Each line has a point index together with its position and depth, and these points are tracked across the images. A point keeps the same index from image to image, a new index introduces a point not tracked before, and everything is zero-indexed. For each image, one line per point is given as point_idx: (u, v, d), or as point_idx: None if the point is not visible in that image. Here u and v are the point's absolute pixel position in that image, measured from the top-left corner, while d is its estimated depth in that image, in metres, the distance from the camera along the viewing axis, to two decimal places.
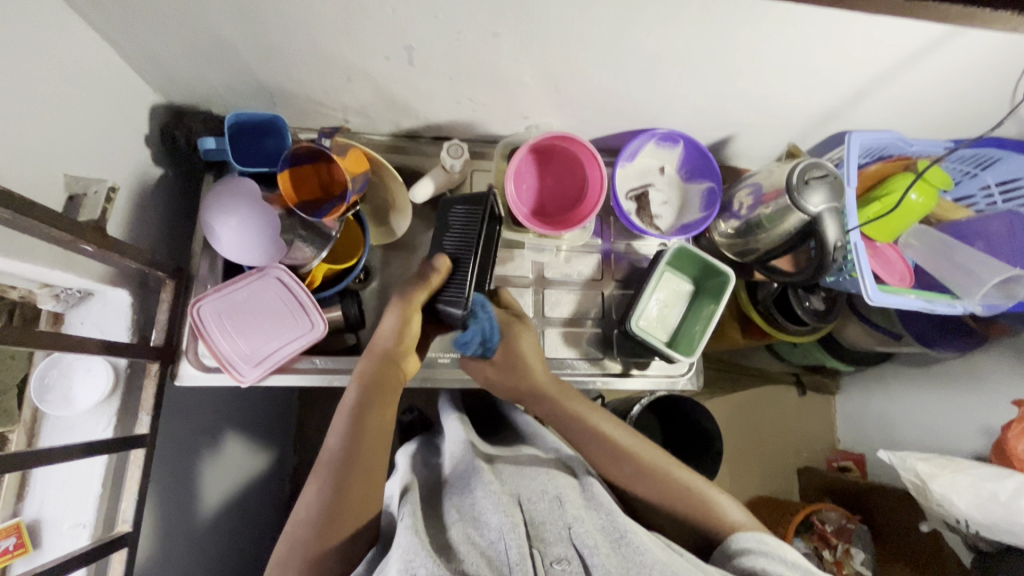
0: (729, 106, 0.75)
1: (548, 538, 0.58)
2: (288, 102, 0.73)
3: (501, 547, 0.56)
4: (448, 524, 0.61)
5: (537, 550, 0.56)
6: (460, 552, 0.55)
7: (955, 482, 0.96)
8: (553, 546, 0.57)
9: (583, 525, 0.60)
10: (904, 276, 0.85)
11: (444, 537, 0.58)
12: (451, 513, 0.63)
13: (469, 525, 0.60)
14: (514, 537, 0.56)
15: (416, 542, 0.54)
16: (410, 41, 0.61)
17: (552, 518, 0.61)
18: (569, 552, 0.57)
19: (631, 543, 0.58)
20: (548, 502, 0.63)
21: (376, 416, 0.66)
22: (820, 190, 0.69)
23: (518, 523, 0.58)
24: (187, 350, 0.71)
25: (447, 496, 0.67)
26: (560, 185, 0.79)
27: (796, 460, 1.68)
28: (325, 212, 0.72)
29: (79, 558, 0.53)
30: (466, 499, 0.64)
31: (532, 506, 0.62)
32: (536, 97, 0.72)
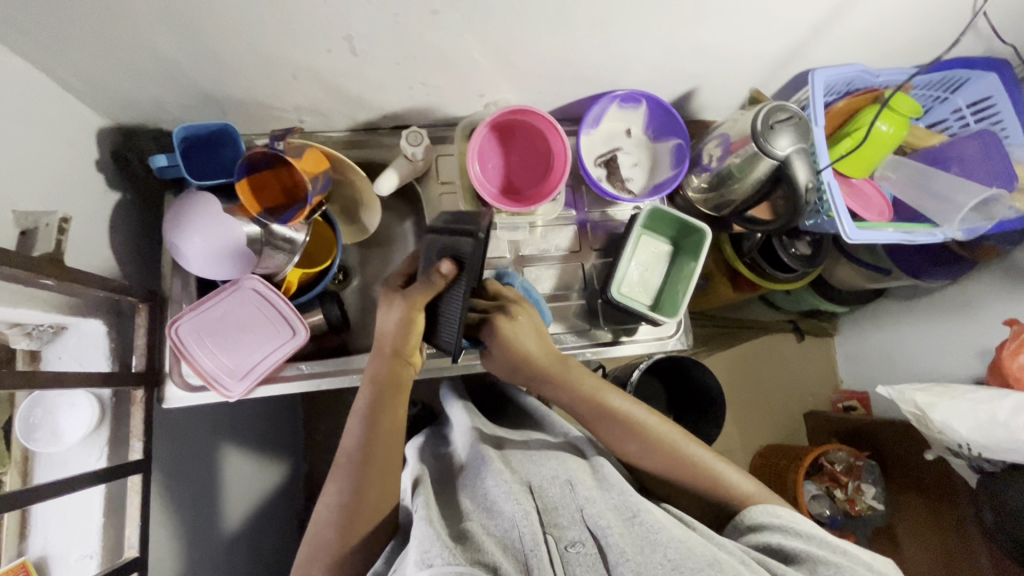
0: (688, 57, 0.73)
1: (562, 523, 0.59)
2: (239, 109, 0.72)
3: (515, 536, 0.56)
4: (464, 513, 0.62)
5: (551, 536, 0.57)
6: (478, 541, 0.55)
7: (954, 408, 0.97)
8: (567, 530, 0.58)
9: (595, 506, 0.60)
10: (884, 210, 0.85)
11: (459, 527, 0.58)
12: (467, 504, 0.63)
13: (484, 514, 0.60)
14: (527, 524, 0.57)
15: (431, 532, 0.55)
16: (349, 32, 0.59)
17: (564, 501, 0.62)
18: (583, 535, 0.58)
19: (644, 521, 0.59)
20: (559, 487, 0.64)
21: (387, 416, 0.67)
22: (786, 133, 0.68)
23: (530, 510, 0.59)
24: (171, 372, 0.70)
25: (459, 487, 0.68)
26: (526, 160, 0.77)
27: (802, 405, 1.70)
28: (290, 217, 0.70)
29: None
30: (478, 491, 0.64)
31: (543, 493, 0.63)
32: (490, 73, 0.70)
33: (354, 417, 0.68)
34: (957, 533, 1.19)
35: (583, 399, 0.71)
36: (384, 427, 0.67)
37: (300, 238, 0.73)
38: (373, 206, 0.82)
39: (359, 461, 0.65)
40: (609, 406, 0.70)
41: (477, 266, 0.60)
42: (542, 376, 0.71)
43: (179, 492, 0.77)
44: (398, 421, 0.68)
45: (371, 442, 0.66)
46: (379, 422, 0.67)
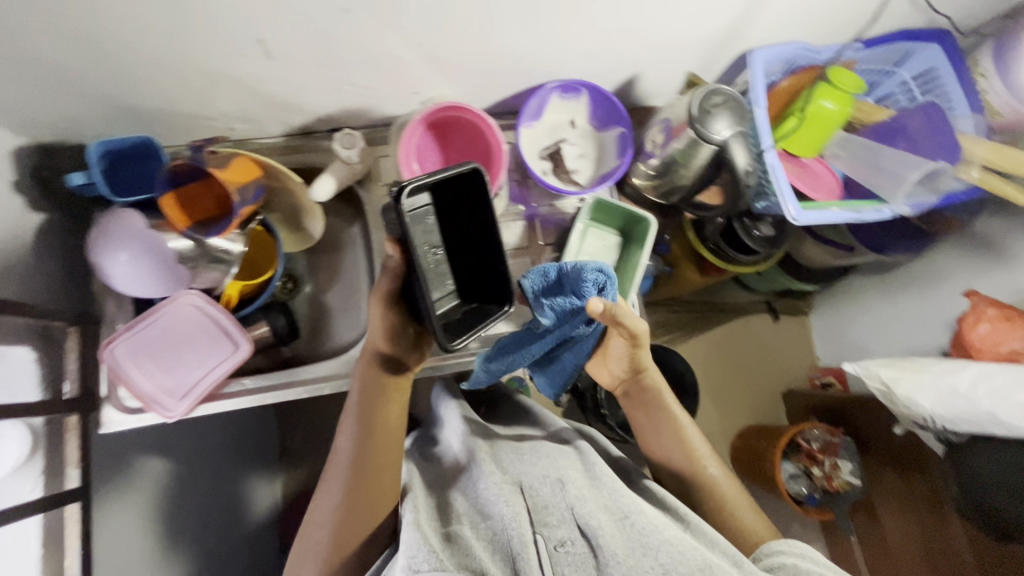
0: (623, 43, 0.71)
1: (552, 522, 0.59)
2: (162, 120, 0.69)
3: (506, 539, 0.57)
4: (455, 517, 0.61)
5: (540, 536, 0.57)
6: (469, 545, 0.56)
7: (917, 382, 0.96)
8: (557, 529, 0.58)
9: (586, 505, 0.59)
10: (833, 187, 0.84)
11: (451, 529, 0.59)
12: (460, 506, 0.63)
13: (478, 518, 0.61)
14: (516, 527, 0.57)
15: (421, 537, 0.55)
16: (260, 34, 0.57)
17: (554, 500, 0.61)
18: (572, 533, 0.58)
19: (636, 523, 0.57)
20: (551, 485, 0.62)
21: (381, 411, 0.67)
22: (723, 117, 0.66)
23: (520, 513, 0.59)
24: (109, 396, 0.68)
25: (454, 487, 0.67)
26: (466, 157, 0.75)
27: (780, 385, 1.70)
28: (220, 229, 0.68)
29: None
30: (472, 493, 0.64)
31: (534, 493, 0.62)
32: (419, 69, 0.68)
33: (351, 411, 0.67)
34: (930, 504, 1.19)
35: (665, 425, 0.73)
36: (379, 431, 0.66)
37: (237, 250, 0.71)
38: (314, 212, 0.80)
39: (359, 460, 0.65)
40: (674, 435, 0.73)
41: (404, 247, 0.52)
42: (658, 402, 0.74)
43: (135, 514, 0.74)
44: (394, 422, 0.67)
45: (368, 441, 0.65)
46: (374, 426, 0.66)
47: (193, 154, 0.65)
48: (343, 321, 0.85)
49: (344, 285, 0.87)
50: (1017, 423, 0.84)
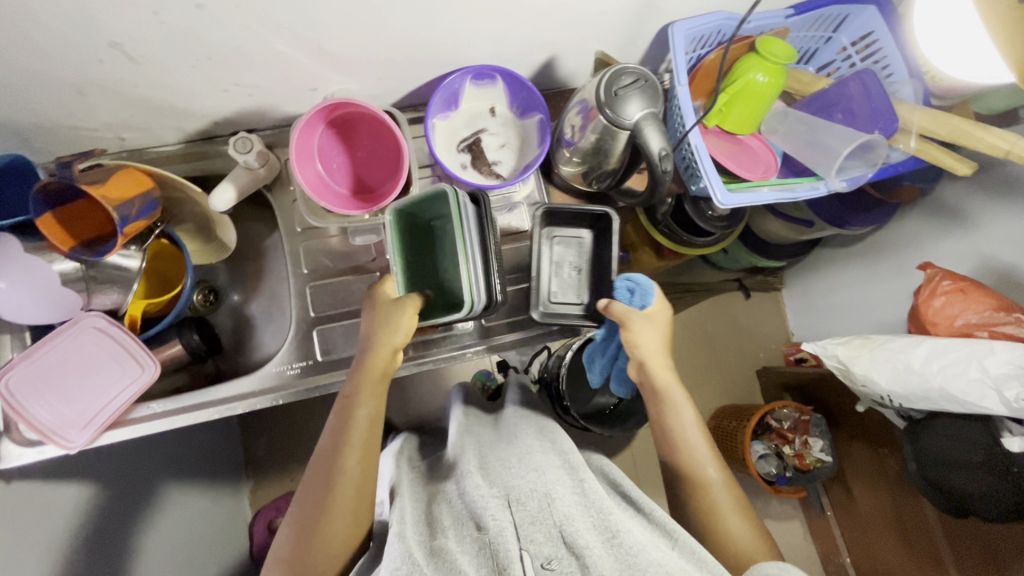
0: (530, 24, 0.66)
1: (537, 537, 0.53)
2: (40, 134, 0.64)
3: (491, 544, 0.52)
4: (439, 531, 0.56)
5: (524, 552, 0.51)
6: (454, 557, 0.51)
7: (873, 360, 0.86)
8: (542, 545, 0.52)
9: (575, 524, 0.53)
10: (771, 166, 0.79)
11: (435, 543, 0.54)
12: (444, 519, 0.58)
13: (466, 530, 0.55)
14: (501, 542, 0.51)
15: (403, 551, 0.50)
16: (113, 37, 0.52)
17: (541, 517, 0.55)
18: (557, 551, 0.51)
19: (624, 542, 0.51)
20: (538, 501, 0.57)
21: (363, 417, 0.62)
22: (631, 99, 0.62)
23: (507, 526, 0.53)
24: (8, 430, 0.65)
25: (439, 505, 0.61)
26: (374, 155, 0.71)
27: (754, 362, 1.68)
28: (109, 247, 0.64)
29: None
30: (460, 507, 0.59)
31: (518, 509, 0.56)
32: (308, 65, 0.64)
33: (328, 435, 0.63)
34: (899, 480, 1.15)
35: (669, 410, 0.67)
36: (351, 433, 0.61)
37: (135, 265, 0.68)
38: (224, 221, 0.75)
39: (325, 474, 0.60)
40: (676, 426, 0.67)
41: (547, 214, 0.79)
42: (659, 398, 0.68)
43: (96, 547, 0.71)
44: (369, 439, 0.62)
45: (334, 454, 0.61)
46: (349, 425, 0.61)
47: (60, 170, 0.61)
48: (267, 332, 0.82)
49: (268, 295, 0.83)
50: (972, 400, 0.75)
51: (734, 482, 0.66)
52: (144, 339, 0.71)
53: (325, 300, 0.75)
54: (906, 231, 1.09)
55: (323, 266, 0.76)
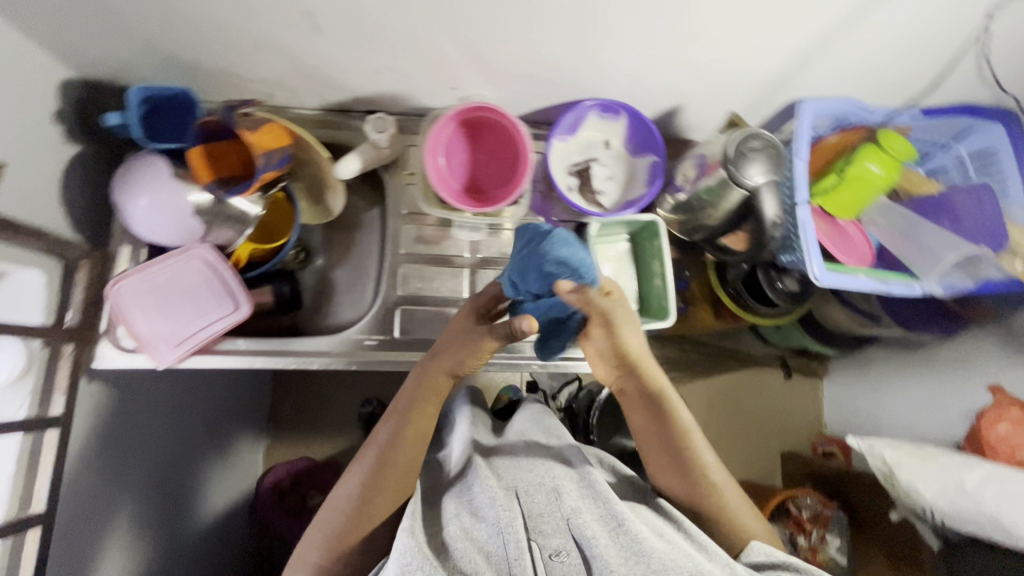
0: (668, 73, 0.70)
1: (546, 530, 0.57)
2: (206, 76, 0.70)
3: (499, 543, 0.55)
4: (445, 520, 0.58)
5: (534, 544, 0.56)
6: (456, 551, 0.54)
7: (921, 471, 0.84)
8: (551, 537, 0.56)
9: (582, 517, 0.57)
10: (865, 256, 0.80)
11: (442, 535, 0.56)
12: (450, 509, 0.59)
13: (470, 518, 0.58)
14: (512, 535, 0.55)
15: (414, 543, 0.53)
16: (306, 7, 0.57)
17: (549, 509, 0.59)
18: (566, 544, 0.56)
19: (628, 531, 0.56)
20: (546, 494, 0.60)
21: (414, 426, 0.62)
22: (757, 162, 0.64)
23: (516, 519, 0.57)
24: (107, 333, 0.70)
25: (446, 496, 0.62)
26: (493, 159, 0.75)
27: (779, 444, 1.64)
28: (242, 190, 0.69)
29: None
30: (464, 497, 0.60)
31: (528, 500, 0.59)
32: (459, 67, 0.68)
33: (381, 430, 0.63)
34: None
35: (656, 407, 0.67)
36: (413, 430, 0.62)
37: (253, 212, 0.72)
38: (337, 189, 0.80)
39: (376, 470, 0.60)
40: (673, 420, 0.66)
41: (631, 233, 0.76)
42: (646, 393, 0.68)
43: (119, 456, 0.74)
44: (421, 440, 0.62)
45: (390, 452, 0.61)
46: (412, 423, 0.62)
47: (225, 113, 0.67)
48: (345, 299, 0.86)
49: (353, 265, 0.87)
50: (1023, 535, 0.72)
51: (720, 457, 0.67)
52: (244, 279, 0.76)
53: (411, 283, 0.78)
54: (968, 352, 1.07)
55: (417, 251, 0.80)
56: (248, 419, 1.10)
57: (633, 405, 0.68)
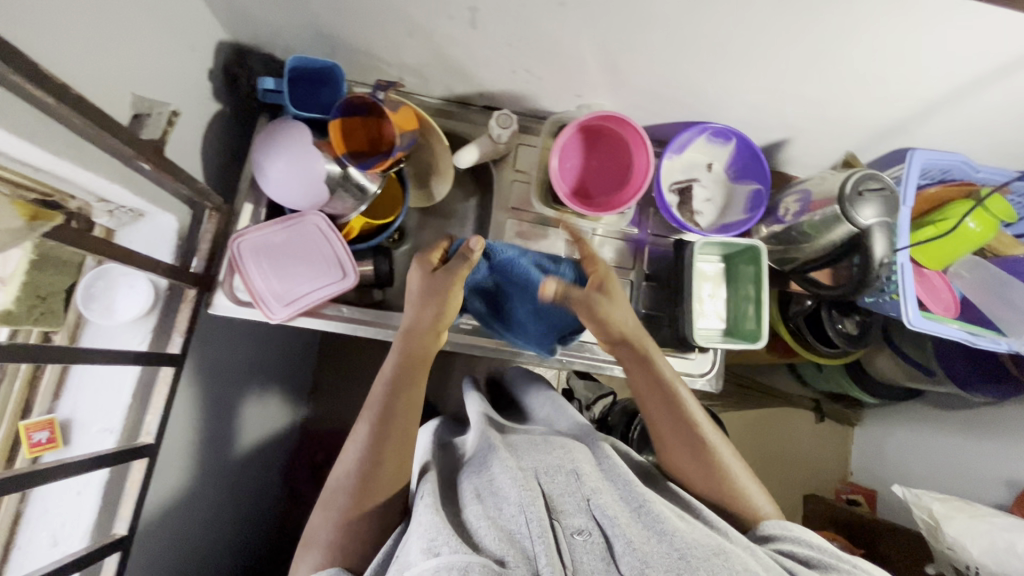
0: (789, 107, 0.72)
1: (567, 509, 0.57)
2: (349, 54, 0.74)
3: (521, 523, 0.54)
4: (464, 502, 0.58)
5: (555, 522, 0.56)
6: (480, 537, 0.52)
7: (972, 527, 0.86)
8: (573, 517, 0.57)
9: (602, 497, 0.58)
10: (949, 306, 0.81)
11: (460, 517, 0.56)
12: (467, 492, 0.60)
13: (487, 502, 0.57)
14: (533, 511, 0.54)
15: (438, 521, 0.53)
16: (475, 3, 0.60)
17: (569, 491, 0.59)
18: (588, 524, 0.56)
19: (650, 511, 0.57)
20: (565, 475, 0.60)
21: (410, 392, 0.66)
22: (873, 204, 0.67)
23: (537, 498, 0.56)
24: (224, 282, 0.73)
25: (463, 478, 0.63)
26: (605, 168, 0.78)
27: (803, 487, 1.54)
28: (369, 165, 0.73)
29: (96, 461, 0.56)
30: (481, 476, 0.61)
31: (548, 482, 0.59)
32: (593, 76, 0.71)
33: (375, 396, 0.65)
34: None
35: (660, 388, 0.69)
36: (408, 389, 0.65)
37: (372, 189, 0.75)
38: (446, 175, 0.82)
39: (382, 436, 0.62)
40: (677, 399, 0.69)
41: (731, 253, 0.78)
42: (649, 377, 0.69)
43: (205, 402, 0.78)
44: (415, 399, 0.66)
45: (390, 420, 0.63)
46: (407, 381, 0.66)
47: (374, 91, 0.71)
48: None
49: None
50: None
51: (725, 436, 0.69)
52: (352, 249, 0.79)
53: None
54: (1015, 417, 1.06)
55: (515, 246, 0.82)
56: (294, 388, 1.12)
57: (640, 386, 0.70)
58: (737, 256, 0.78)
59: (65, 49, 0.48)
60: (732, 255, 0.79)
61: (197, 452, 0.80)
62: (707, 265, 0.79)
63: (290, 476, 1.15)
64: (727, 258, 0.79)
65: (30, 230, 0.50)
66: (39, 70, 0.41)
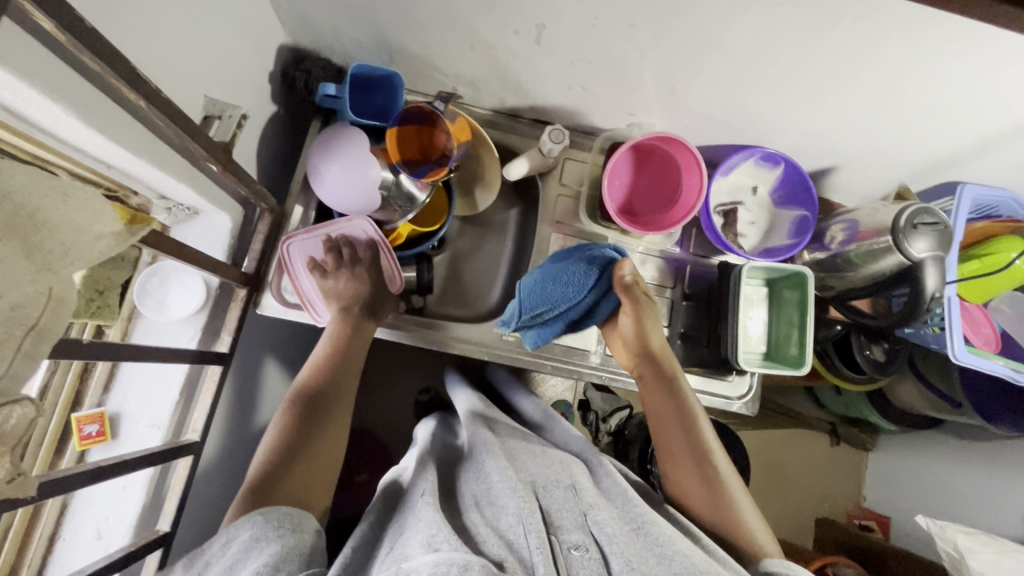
0: (843, 137, 0.73)
1: (564, 525, 0.56)
2: (407, 63, 0.75)
3: (519, 533, 0.54)
4: (463, 508, 0.60)
5: (552, 537, 0.55)
6: (478, 535, 0.53)
7: (998, 562, 0.86)
8: (570, 533, 0.55)
9: (600, 514, 0.58)
10: (990, 340, 0.81)
11: (461, 521, 0.57)
12: (467, 499, 0.61)
13: (486, 510, 0.58)
14: (533, 523, 0.54)
15: (438, 519, 0.52)
16: (544, 20, 0.61)
17: (568, 505, 0.59)
18: (585, 539, 0.55)
19: (649, 532, 0.57)
20: (563, 489, 0.62)
21: (348, 366, 0.68)
22: (927, 237, 0.66)
23: (535, 511, 0.56)
24: (272, 283, 0.73)
25: (463, 483, 0.65)
26: (653, 187, 0.78)
27: (814, 509, 1.50)
28: (421, 175, 0.73)
29: (148, 457, 0.56)
30: (482, 485, 0.62)
31: (546, 495, 0.61)
32: (649, 96, 0.72)
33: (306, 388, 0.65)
34: None
35: (675, 407, 0.70)
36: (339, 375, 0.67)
37: (420, 198, 0.74)
38: (491, 187, 0.82)
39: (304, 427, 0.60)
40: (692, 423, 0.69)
41: (774, 276, 0.78)
42: (668, 394, 0.70)
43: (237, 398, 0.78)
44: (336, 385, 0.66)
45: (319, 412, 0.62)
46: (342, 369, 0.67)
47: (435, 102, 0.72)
48: (473, 290, 0.89)
49: (481, 261, 0.90)
50: None
51: (736, 471, 0.68)
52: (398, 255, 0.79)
53: None
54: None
55: None
56: None
57: (655, 405, 0.71)
58: (783, 280, 0.78)
59: (152, 51, 0.49)
60: (776, 278, 0.79)
61: (228, 449, 0.80)
62: (750, 287, 0.79)
63: None
64: (770, 280, 0.79)
65: (131, 235, 0.39)
66: (137, 73, 0.41)
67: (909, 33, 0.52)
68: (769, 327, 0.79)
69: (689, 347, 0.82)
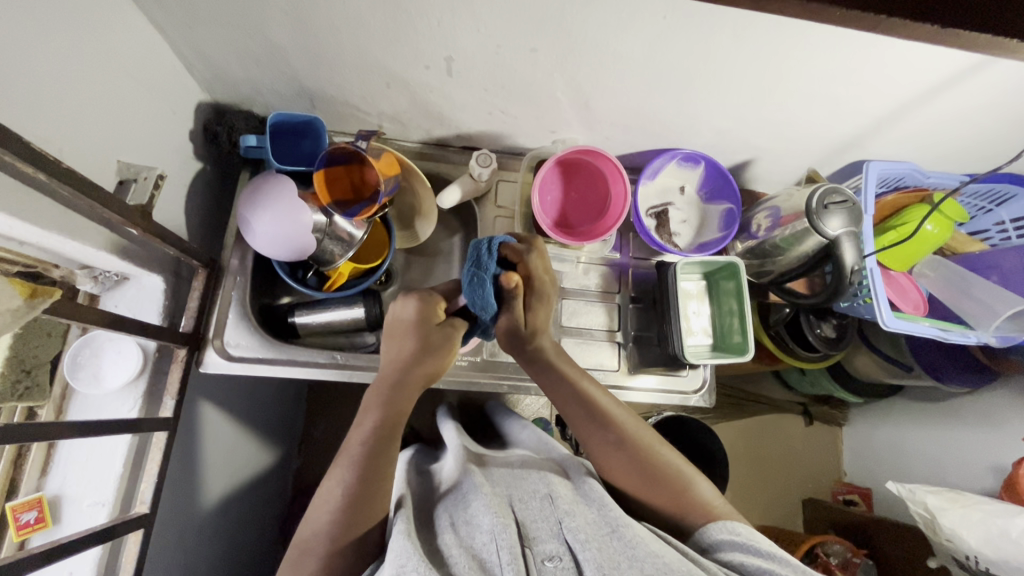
0: (751, 132, 0.77)
1: (538, 537, 0.55)
2: (328, 107, 0.76)
3: (492, 550, 0.52)
4: (440, 529, 0.57)
5: (527, 550, 0.53)
6: (449, 556, 0.52)
7: (965, 517, 0.87)
8: (545, 543, 0.54)
9: (575, 520, 0.56)
10: (918, 304, 0.85)
11: (434, 543, 0.55)
12: (443, 519, 0.59)
13: (461, 529, 0.56)
14: (506, 539, 0.52)
15: (410, 546, 0.51)
16: (450, 53, 0.63)
17: (543, 516, 0.57)
18: (560, 549, 0.54)
19: (623, 536, 0.55)
20: (540, 500, 0.60)
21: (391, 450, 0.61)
22: (839, 215, 0.71)
23: (511, 525, 0.54)
24: (215, 338, 0.73)
25: (441, 504, 0.62)
26: (583, 198, 0.81)
27: (800, 490, 1.49)
28: (354, 213, 0.74)
29: (84, 539, 0.53)
30: (459, 504, 0.60)
31: (523, 509, 0.58)
32: (566, 111, 0.75)
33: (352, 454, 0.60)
34: None
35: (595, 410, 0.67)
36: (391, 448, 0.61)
37: (359, 235, 0.75)
38: (430, 217, 0.83)
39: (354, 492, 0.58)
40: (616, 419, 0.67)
41: (710, 267, 0.81)
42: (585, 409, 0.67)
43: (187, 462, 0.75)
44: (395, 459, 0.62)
45: (370, 478, 0.59)
46: (390, 441, 0.62)
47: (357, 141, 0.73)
48: None
49: None
50: None
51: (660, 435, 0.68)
52: (340, 296, 0.78)
53: None
54: (989, 406, 1.06)
55: None
56: (282, 440, 1.08)
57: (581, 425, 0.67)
58: (720, 274, 0.81)
59: (50, 122, 0.48)
60: (710, 270, 0.82)
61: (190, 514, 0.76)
62: (692, 283, 0.82)
63: (283, 532, 1.10)
64: (708, 271, 0.82)
65: (30, 308, 0.48)
66: (26, 145, 0.41)
67: (783, 32, 0.56)
68: (714, 317, 0.82)
69: (641, 349, 0.84)
